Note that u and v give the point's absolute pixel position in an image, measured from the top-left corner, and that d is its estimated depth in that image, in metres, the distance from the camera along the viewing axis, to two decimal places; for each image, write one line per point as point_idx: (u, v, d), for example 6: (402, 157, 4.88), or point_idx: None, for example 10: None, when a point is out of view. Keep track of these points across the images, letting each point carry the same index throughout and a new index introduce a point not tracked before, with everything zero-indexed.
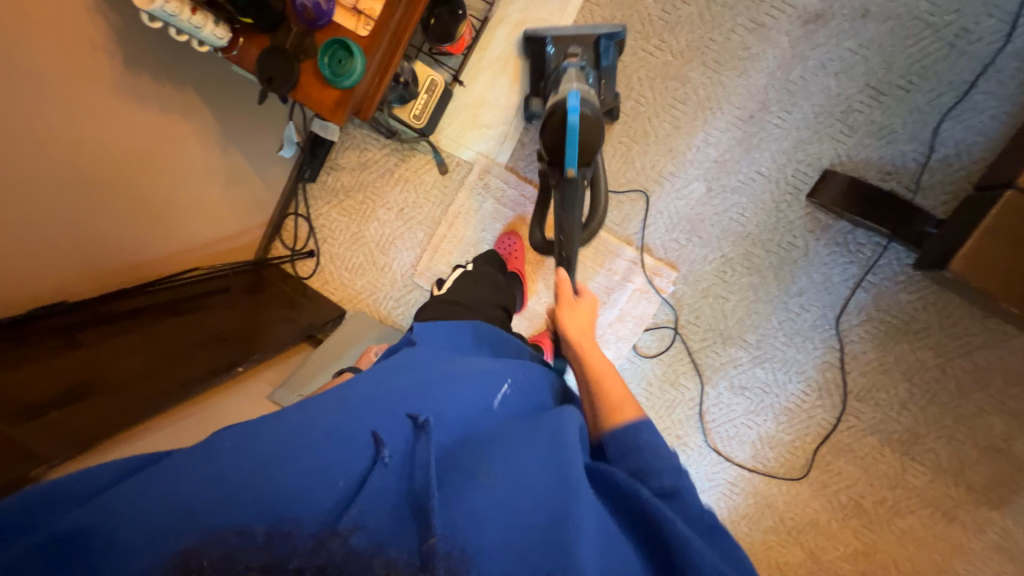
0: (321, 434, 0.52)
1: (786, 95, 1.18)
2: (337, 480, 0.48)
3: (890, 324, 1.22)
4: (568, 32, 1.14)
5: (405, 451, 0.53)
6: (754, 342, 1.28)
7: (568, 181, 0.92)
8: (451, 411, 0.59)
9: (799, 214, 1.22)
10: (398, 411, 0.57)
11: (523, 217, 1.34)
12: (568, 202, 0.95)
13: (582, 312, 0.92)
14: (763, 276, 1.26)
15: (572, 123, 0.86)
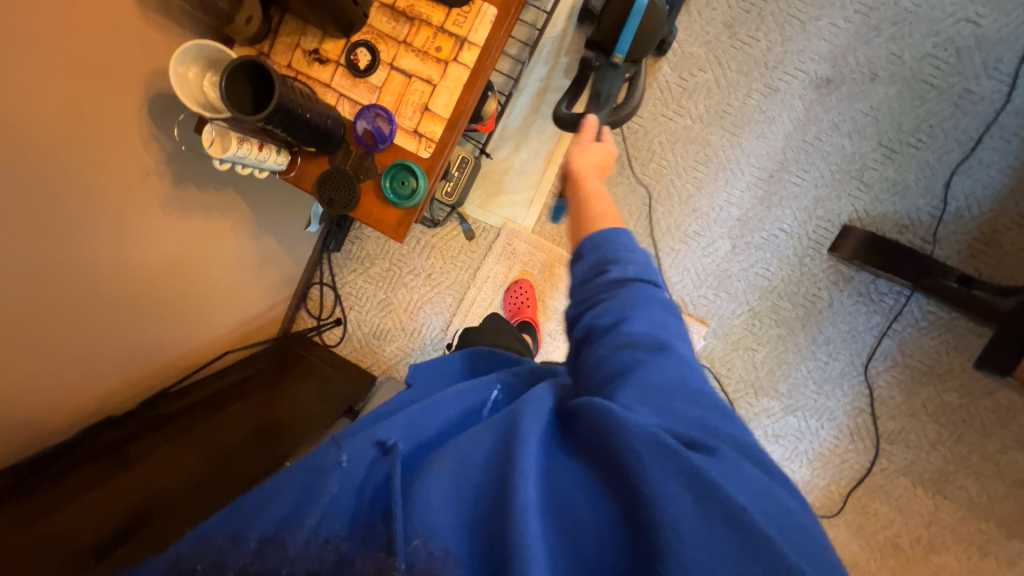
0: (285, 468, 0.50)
1: (803, 154, 1.23)
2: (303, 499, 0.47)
3: (916, 367, 1.26)
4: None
5: (362, 471, 0.49)
6: (786, 391, 1.31)
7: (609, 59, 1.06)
8: (421, 423, 0.56)
9: (822, 267, 1.26)
10: (362, 435, 0.53)
11: (529, 268, 1.36)
12: (602, 83, 1.09)
13: (595, 153, 0.88)
14: (791, 327, 1.29)
15: (639, 3, 0.99)
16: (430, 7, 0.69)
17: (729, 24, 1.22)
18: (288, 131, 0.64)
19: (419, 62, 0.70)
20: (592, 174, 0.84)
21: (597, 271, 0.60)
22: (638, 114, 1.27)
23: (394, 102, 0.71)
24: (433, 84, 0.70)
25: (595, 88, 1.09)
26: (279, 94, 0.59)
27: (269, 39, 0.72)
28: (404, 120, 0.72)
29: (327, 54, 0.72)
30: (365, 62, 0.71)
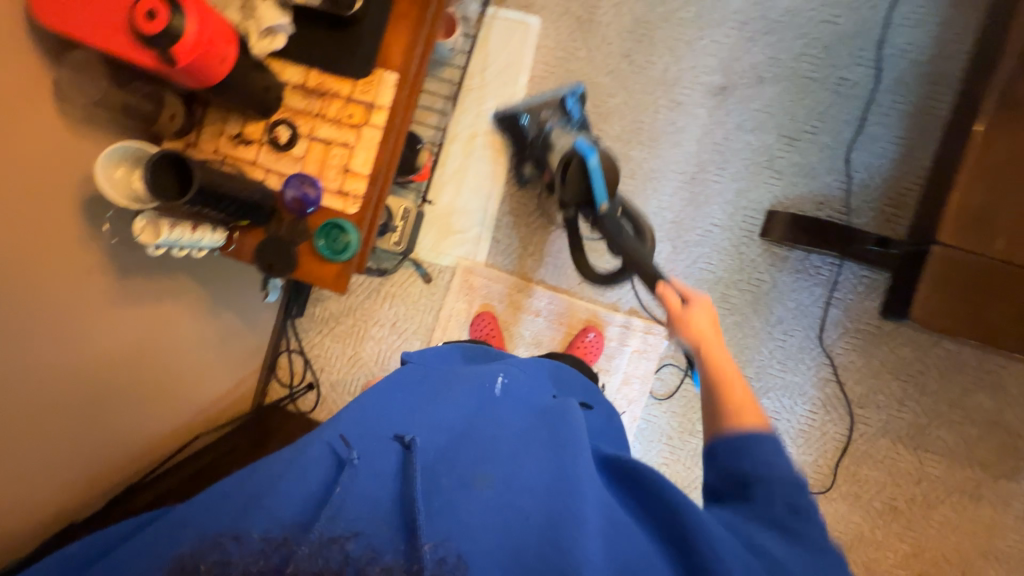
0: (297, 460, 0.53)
1: (718, 154, 1.34)
2: (314, 490, 0.50)
3: (866, 329, 1.32)
4: (535, 101, 1.28)
5: (388, 465, 0.54)
6: (753, 374, 1.35)
7: (603, 215, 1.05)
8: (438, 424, 0.62)
9: (758, 252, 1.34)
10: (383, 433, 0.59)
11: (489, 300, 1.41)
12: (616, 233, 1.05)
13: (701, 315, 0.90)
14: (743, 313, 1.35)
15: (593, 165, 1.01)
16: (338, 81, 0.77)
17: (627, 53, 1.35)
18: (217, 209, 0.69)
19: (335, 130, 0.77)
20: (711, 339, 0.86)
21: (732, 456, 0.65)
22: None
23: (318, 168, 0.78)
24: (351, 147, 0.77)
25: (611, 238, 1.05)
26: (200, 177, 0.65)
27: (194, 130, 0.79)
28: (329, 182, 0.78)
29: (251, 135, 0.78)
30: (287, 138, 0.78)
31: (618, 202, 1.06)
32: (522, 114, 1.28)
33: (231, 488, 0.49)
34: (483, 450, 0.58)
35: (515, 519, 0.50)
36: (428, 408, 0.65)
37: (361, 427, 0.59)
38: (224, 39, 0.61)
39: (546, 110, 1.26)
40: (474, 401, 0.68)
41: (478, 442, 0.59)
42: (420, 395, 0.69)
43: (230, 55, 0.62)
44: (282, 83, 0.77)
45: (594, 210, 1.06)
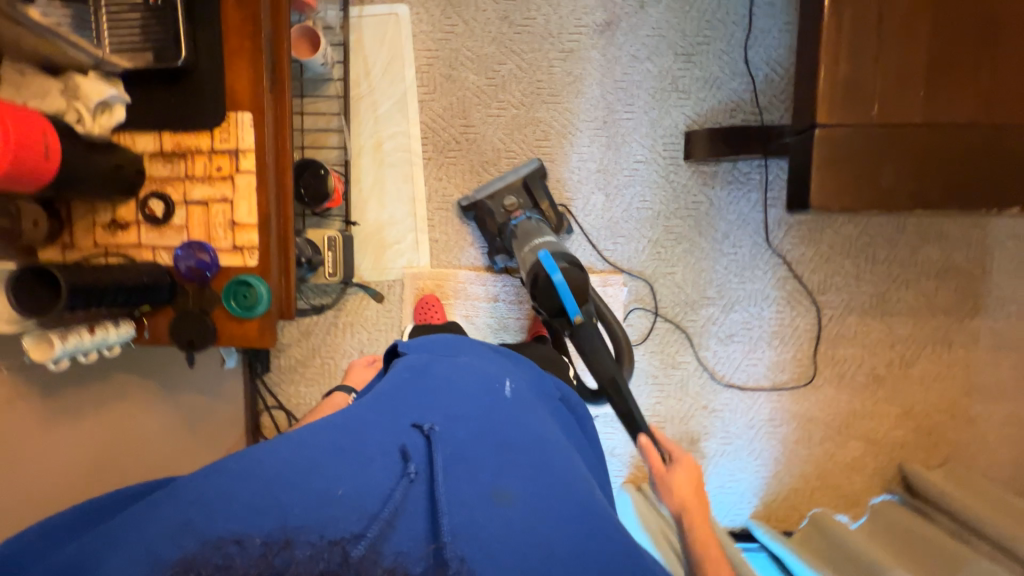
0: (323, 450, 0.57)
1: (622, 91, 1.32)
2: (337, 490, 0.53)
3: (807, 219, 1.35)
4: (499, 185, 1.28)
5: (405, 469, 0.57)
6: (716, 293, 1.38)
7: (574, 328, 1.02)
8: (457, 429, 0.64)
9: (687, 176, 1.34)
10: (403, 427, 0.63)
11: (444, 298, 1.39)
12: (586, 344, 1.02)
13: (683, 477, 0.91)
14: (690, 238, 1.36)
15: (559, 282, 0.99)
16: (194, 136, 0.73)
17: (504, 16, 1.31)
18: (100, 302, 0.64)
19: (209, 187, 0.74)
20: (697, 505, 0.89)
21: None
22: (469, 124, 1.34)
23: (204, 231, 0.75)
24: (231, 200, 0.74)
25: (598, 368, 1.03)
26: (68, 278, 0.59)
27: (66, 231, 0.75)
28: (220, 242, 0.75)
29: (125, 218, 0.75)
30: (162, 210, 0.74)
31: (592, 309, 1.05)
32: (483, 202, 1.28)
33: (260, 471, 0.53)
34: (497, 451, 0.62)
35: (518, 519, 0.54)
36: (445, 403, 0.69)
37: (379, 423, 0.63)
38: (36, 127, 0.56)
39: (507, 198, 1.27)
40: (486, 397, 0.72)
41: (493, 442, 0.63)
42: (430, 387, 0.72)
43: (51, 142, 0.58)
44: (137, 156, 0.73)
45: (566, 320, 1.03)
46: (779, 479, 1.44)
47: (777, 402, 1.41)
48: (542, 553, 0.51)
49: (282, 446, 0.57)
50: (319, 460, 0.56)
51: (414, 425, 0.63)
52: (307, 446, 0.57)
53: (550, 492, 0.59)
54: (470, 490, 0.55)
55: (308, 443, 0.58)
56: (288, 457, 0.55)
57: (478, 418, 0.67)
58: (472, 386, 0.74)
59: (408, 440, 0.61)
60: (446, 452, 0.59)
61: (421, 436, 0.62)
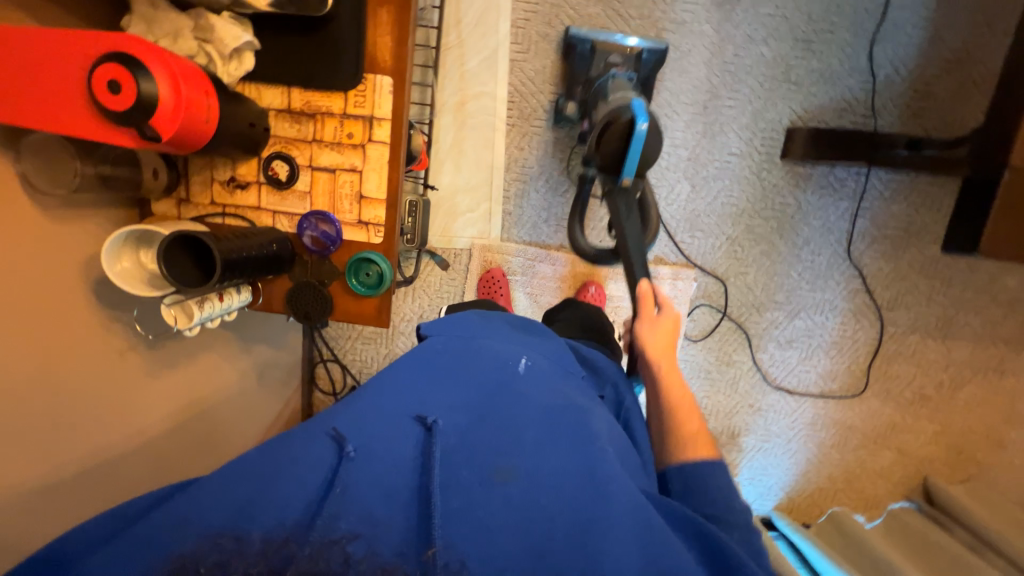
0: (321, 443, 0.51)
1: (730, 74, 1.23)
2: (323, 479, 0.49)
3: (893, 237, 1.31)
4: (607, 39, 1.13)
5: (406, 448, 0.53)
6: (784, 299, 1.36)
7: (619, 192, 0.92)
8: (456, 403, 0.59)
9: (779, 176, 1.28)
10: (400, 413, 0.56)
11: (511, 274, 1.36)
12: (626, 215, 0.93)
13: (665, 331, 0.84)
14: (769, 241, 1.33)
15: (641, 131, 0.85)
16: (327, 97, 0.67)
17: None
18: (240, 275, 0.62)
19: (338, 154, 0.69)
20: (671, 359, 0.82)
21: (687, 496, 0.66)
22: (561, 92, 1.25)
23: (329, 201, 0.70)
24: (360, 171, 0.69)
25: (630, 251, 0.91)
26: (218, 253, 0.58)
27: (182, 183, 0.71)
28: (345, 214, 0.71)
29: (245, 177, 0.70)
30: (286, 173, 0.70)
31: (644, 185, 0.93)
32: (584, 45, 1.15)
33: (242, 474, 0.47)
34: (503, 436, 0.55)
35: (517, 502, 0.50)
36: (455, 381, 0.62)
37: (377, 406, 0.56)
38: (202, 90, 0.53)
39: (613, 54, 1.13)
40: (500, 371, 0.64)
41: (501, 425, 0.57)
42: (440, 364, 0.64)
43: (213, 106, 0.54)
44: (264, 111, 0.67)
45: (615, 180, 0.92)
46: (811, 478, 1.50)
47: (822, 408, 1.45)
48: (543, 531, 0.48)
49: (284, 442, 0.52)
50: (322, 455, 0.50)
51: (416, 411, 0.56)
52: (304, 439, 0.52)
53: (552, 471, 0.53)
54: (471, 476, 0.51)
55: (312, 435, 0.52)
56: (291, 452, 0.50)
57: (486, 399, 0.60)
58: (483, 360, 0.66)
59: (409, 428, 0.55)
60: (448, 443, 0.53)
61: (422, 423, 0.55)
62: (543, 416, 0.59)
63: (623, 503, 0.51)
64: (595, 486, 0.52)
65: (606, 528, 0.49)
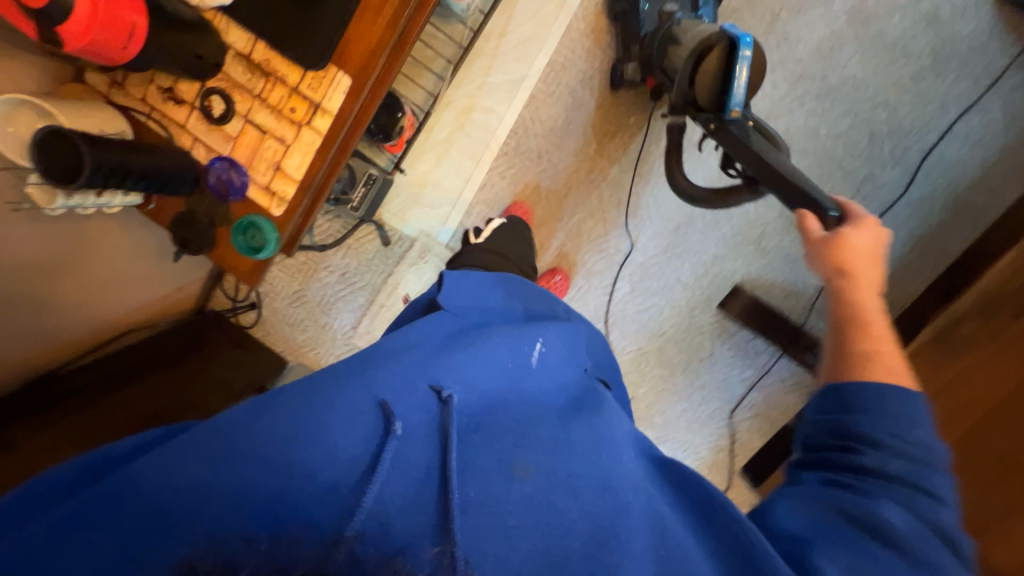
0: (330, 411, 0.47)
1: (711, 212, 1.26)
2: (341, 448, 0.46)
3: (771, 422, 1.37)
4: None
5: (422, 416, 0.51)
6: (659, 424, 1.41)
7: (725, 124, 0.86)
8: (473, 376, 0.57)
9: (708, 320, 1.33)
10: (417, 380, 0.54)
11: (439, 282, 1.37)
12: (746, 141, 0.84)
13: (864, 237, 0.68)
14: (672, 369, 1.38)
15: (744, 53, 0.84)
16: (286, 65, 0.68)
17: None
18: (118, 186, 0.64)
19: (274, 119, 0.70)
20: (863, 266, 0.67)
21: (839, 410, 0.54)
22: (559, 148, 1.26)
23: (248, 155, 0.71)
24: (287, 144, 0.70)
25: (762, 169, 0.80)
26: (92, 157, 0.59)
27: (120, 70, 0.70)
28: (257, 174, 0.72)
29: (183, 94, 0.70)
30: (222, 111, 0.70)
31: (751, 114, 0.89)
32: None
33: (245, 441, 0.44)
34: (519, 428, 0.54)
35: (541, 504, 0.48)
36: (469, 357, 0.59)
37: (385, 373, 0.53)
38: (133, 6, 0.55)
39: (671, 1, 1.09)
40: (520, 358, 0.62)
41: (516, 419, 0.56)
42: (454, 341, 0.62)
43: (141, 25, 0.56)
44: (222, 46, 0.67)
45: (719, 114, 0.86)
46: None
47: None
48: (562, 536, 0.47)
49: (288, 403, 0.48)
50: (330, 418, 0.47)
51: (433, 382, 0.54)
52: (306, 404, 0.48)
53: (574, 476, 0.52)
54: (490, 461, 0.49)
55: (314, 399, 0.49)
56: (296, 416, 0.47)
57: (503, 386, 0.59)
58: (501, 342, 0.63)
59: (426, 398, 0.52)
60: (465, 422, 0.52)
61: (440, 395, 0.53)
62: (560, 419, 0.58)
63: (634, 507, 0.51)
64: (618, 504, 0.51)
65: (625, 544, 0.47)
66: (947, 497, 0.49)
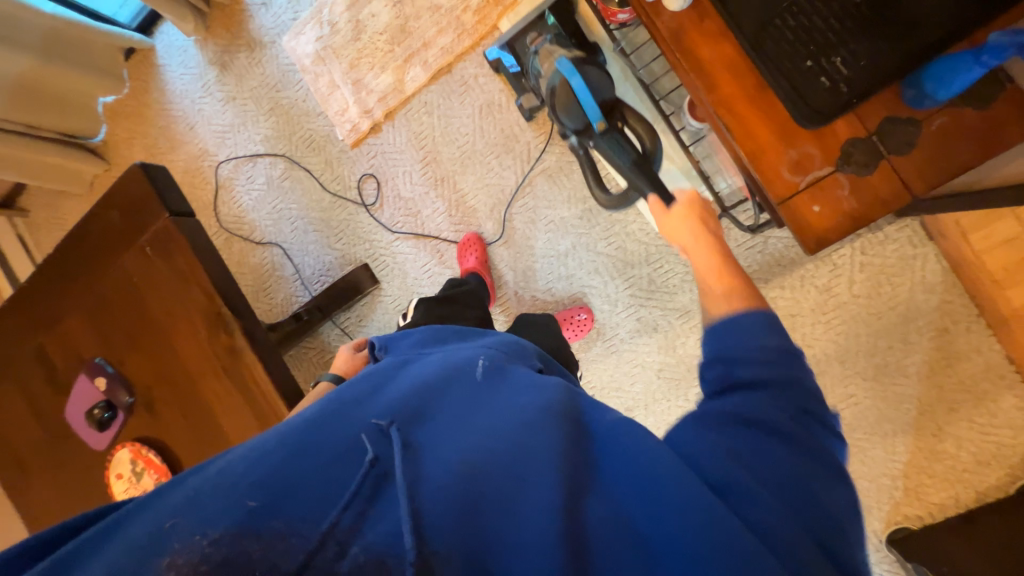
0: (286, 451, 0.45)
1: (437, 278, 1.41)
2: (266, 478, 0.42)
3: (262, 276, 1.55)
4: (516, 27, 1.17)
5: (357, 439, 0.46)
6: (283, 180, 1.52)
7: (596, 131, 0.94)
8: (420, 398, 0.53)
9: (355, 250, 1.48)
10: (359, 418, 0.50)
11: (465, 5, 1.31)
12: (607, 141, 0.94)
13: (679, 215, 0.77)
14: (326, 205, 1.50)
15: (574, 80, 0.94)
16: None
17: (570, 277, 1.33)
18: None
19: None
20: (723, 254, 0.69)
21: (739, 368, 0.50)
22: (541, 169, 1.32)
23: None
24: None
25: (628, 175, 0.92)
26: None
27: None
28: None
29: None
30: None
31: (608, 101, 0.97)
32: (511, 43, 1.18)
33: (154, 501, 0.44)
34: (474, 442, 0.48)
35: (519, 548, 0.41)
36: (404, 391, 0.54)
37: (331, 412, 0.51)
38: None
39: (529, 35, 1.14)
40: (469, 385, 0.57)
41: (462, 433, 0.49)
42: (394, 381, 0.58)
43: None
44: None
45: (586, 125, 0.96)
46: (155, 82, 1.62)
47: (198, 136, 1.59)
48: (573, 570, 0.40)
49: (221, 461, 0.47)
50: (258, 465, 0.44)
51: (369, 418, 0.50)
52: (244, 456, 0.46)
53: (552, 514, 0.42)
54: (453, 495, 0.43)
55: (242, 454, 0.46)
56: (222, 472, 0.44)
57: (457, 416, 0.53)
58: (446, 370, 0.59)
59: (369, 430, 0.48)
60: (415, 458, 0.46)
61: (377, 432, 0.48)
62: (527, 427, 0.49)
63: (683, 503, 0.41)
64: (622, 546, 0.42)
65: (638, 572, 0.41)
66: (788, 392, 0.48)
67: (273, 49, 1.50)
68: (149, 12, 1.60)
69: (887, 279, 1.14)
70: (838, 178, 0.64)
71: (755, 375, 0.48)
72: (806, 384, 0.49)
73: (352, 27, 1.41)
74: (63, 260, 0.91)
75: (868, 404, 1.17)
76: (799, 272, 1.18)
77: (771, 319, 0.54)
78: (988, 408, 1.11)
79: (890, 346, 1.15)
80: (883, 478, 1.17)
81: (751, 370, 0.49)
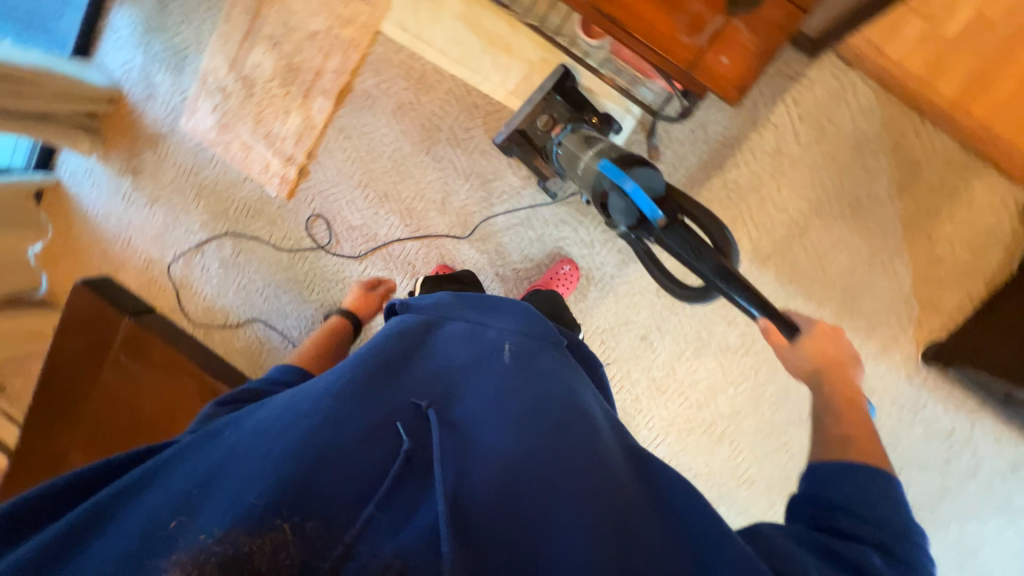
0: (321, 425, 0.53)
1: None
2: (303, 449, 0.50)
3: (254, 355, 1.53)
4: (525, 111, 1.18)
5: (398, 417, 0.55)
6: (237, 257, 1.50)
7: (659, 232, 0.80)
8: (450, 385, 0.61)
9: (332, 294, 1.46)
10: (398, 400, 0.57)
11: (341, 22, 1.31)
12: (676, 245, 0.77)
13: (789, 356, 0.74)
14: (287, 264, 1.48)
15: (626, 184, 0.82)
16: None
17: (542, 238, 1.33)
18: None
19: None
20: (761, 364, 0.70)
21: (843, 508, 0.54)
22: (473, 147, 1.32)
23: None
24: None
25: (717, 284, 0.74)
26: None
27: None
28: None
29: None
30: None
31: (665, 201, 0.82)
32: (525, 129, 1.18)
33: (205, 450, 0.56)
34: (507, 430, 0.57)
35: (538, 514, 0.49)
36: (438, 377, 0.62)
37: (367, 391, 0.58)
38: None
39: (541, 118, 1.16)
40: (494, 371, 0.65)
41: (494, 419, 0.58)
42: (423, 363, 0.65)
43: None
44: None
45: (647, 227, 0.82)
46: (74, 213, 1.58)
47: (137, 245, 1.56)
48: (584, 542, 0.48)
49: (244, 440, 0.55)
50: (291, 437, 0.52)
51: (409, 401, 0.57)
52: (284, 425, 0.55)
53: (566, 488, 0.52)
54: (487, 491, 0.50)
55: (280, 422, 0.55)
56: (265, 439, 0.53)
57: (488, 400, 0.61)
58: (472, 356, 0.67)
59: (412, 412, 0.56)
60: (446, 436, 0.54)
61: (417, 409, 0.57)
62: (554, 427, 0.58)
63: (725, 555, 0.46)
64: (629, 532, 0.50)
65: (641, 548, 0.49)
66: (895, 547, 0.51)
67: (174, 136, 1.47)
68: (41, 147, 1.56)
69: (827, 120, 1.16)
70: (736, 24, 0.66)
71: (854, 527, 0.52)
72: (905, 538, 0.52)
73: (241, 84, 1.39)
74: (44, 407, 0.89)
75: (857, 241, 1.19)
76: (746, 146, 1.20)
77: (881, 470, 0.56)
78: (964, 201, 1.14)
79: (854, 180, 1.17)
80: (899, 304, 1.19)
81: (849, 517, 0.53)
